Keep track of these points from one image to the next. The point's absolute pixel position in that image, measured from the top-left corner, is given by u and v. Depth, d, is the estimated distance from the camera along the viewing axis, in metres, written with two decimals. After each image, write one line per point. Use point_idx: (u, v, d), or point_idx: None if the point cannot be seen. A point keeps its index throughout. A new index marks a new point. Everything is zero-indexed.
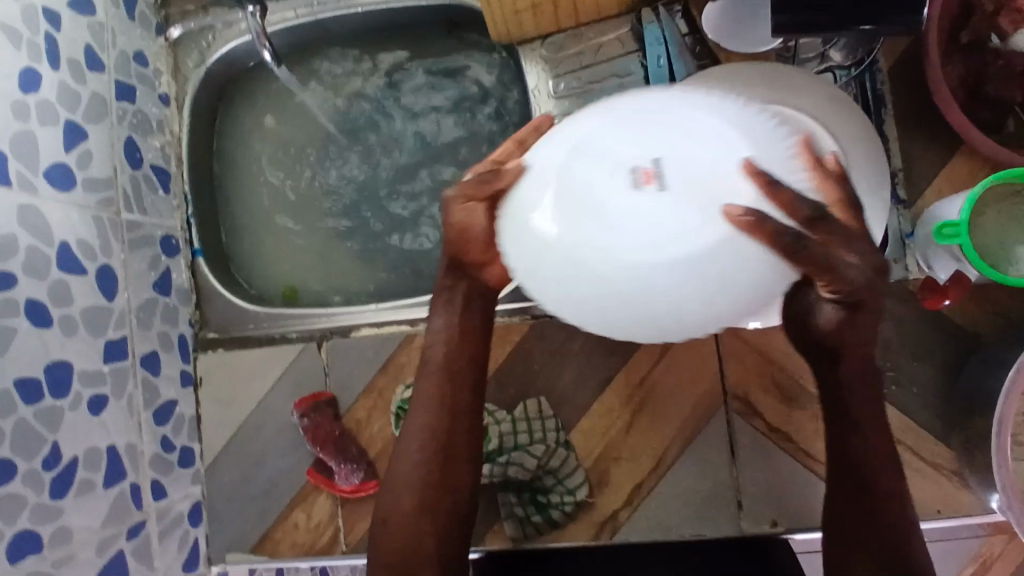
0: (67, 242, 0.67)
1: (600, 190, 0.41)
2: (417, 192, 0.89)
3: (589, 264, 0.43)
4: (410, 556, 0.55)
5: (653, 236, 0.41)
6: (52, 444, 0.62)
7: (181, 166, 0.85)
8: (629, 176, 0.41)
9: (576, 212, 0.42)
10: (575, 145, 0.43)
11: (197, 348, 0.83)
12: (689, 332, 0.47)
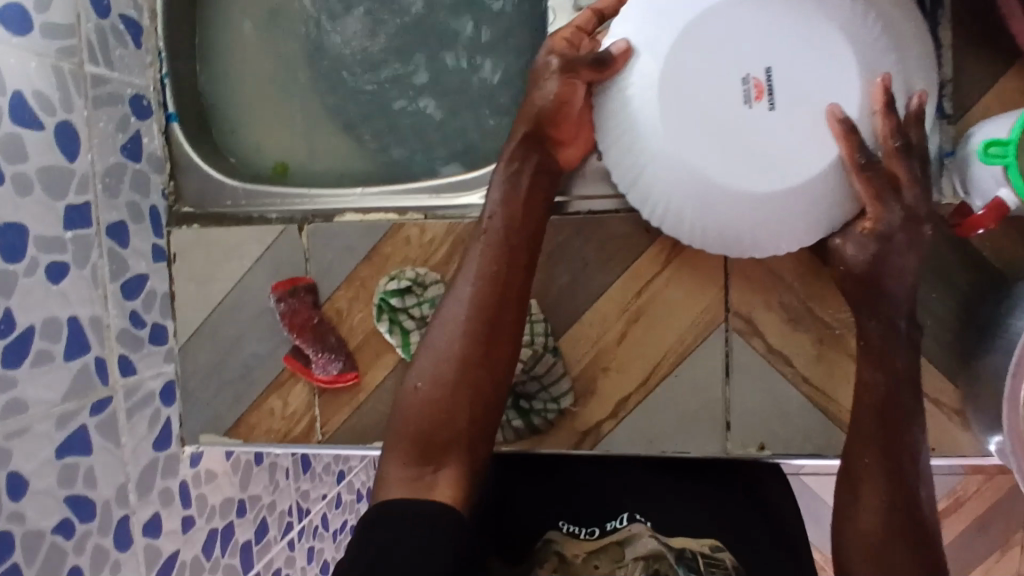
0: (21, 92, 0.60)
1: (715, 103, 0.55)
2: (416, 69, 0.81)
3: (720, 148, 0.55)
4: (444, 420, 0.55)
5: (766, 134, 0.55)
6: (5, 310, 0.58)
7: (154, 18, 0.76)
8: (746, 86, 0.55)
9: (704, 108, 0.55)
10: (703, 52, 0.55)
11: (170, 223, 0.78)
12: (774, 221, 0.57)
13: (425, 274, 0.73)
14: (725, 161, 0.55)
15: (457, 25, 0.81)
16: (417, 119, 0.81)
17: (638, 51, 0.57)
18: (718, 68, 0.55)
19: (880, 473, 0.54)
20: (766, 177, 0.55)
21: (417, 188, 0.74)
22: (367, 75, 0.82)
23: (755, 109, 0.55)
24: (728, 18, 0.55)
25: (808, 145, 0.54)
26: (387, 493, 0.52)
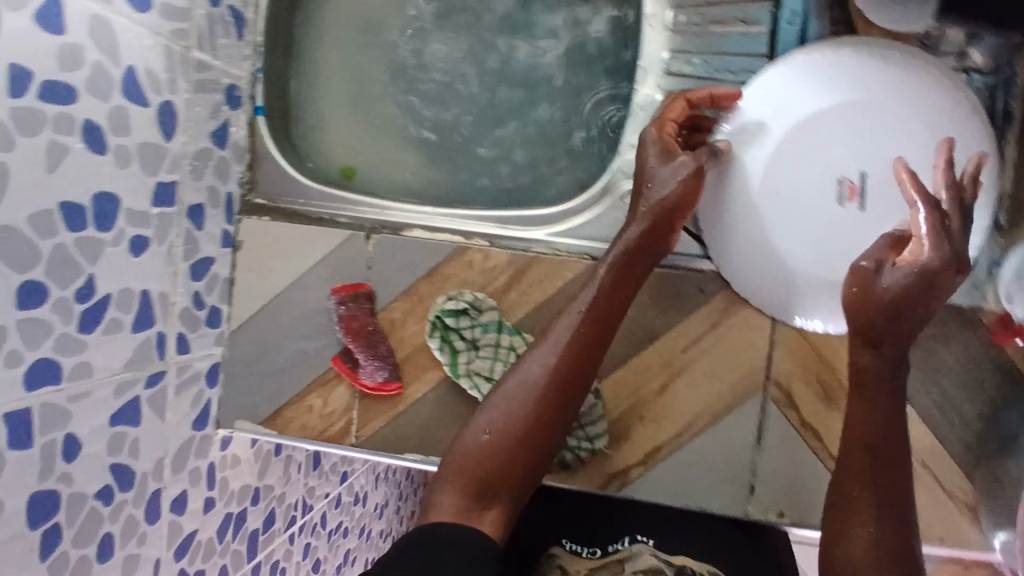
0: (134, 67, 0.62)
1: (809, 197, 0.66)
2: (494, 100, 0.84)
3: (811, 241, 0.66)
4: (500, 470, 0.59)
5: (851, 231, 0.66)
6: (88, 277, 0.60)
7: (257, 13, 0.79)
8: (838, 187, 0.65)
9: (799, 203, 0.66)
10: (803, 158, 0.66)
11: (241, 211, 0.80)
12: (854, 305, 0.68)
13: (482, 299, 0.75)
14: (811, 249, 0.66)
15: (542, 66, 0.83)
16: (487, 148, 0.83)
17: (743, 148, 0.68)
18: (814, 170, 0.66)
19: (867, 513, 0.57)
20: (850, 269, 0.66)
21: (486, 217, 0.77)
22: (446, 99, 0.85)
23: (846, 208, 0.65)
24: (823, 128, 0.65)
25: (889, 241, 0.65)
26: (434, 516, 0.56)
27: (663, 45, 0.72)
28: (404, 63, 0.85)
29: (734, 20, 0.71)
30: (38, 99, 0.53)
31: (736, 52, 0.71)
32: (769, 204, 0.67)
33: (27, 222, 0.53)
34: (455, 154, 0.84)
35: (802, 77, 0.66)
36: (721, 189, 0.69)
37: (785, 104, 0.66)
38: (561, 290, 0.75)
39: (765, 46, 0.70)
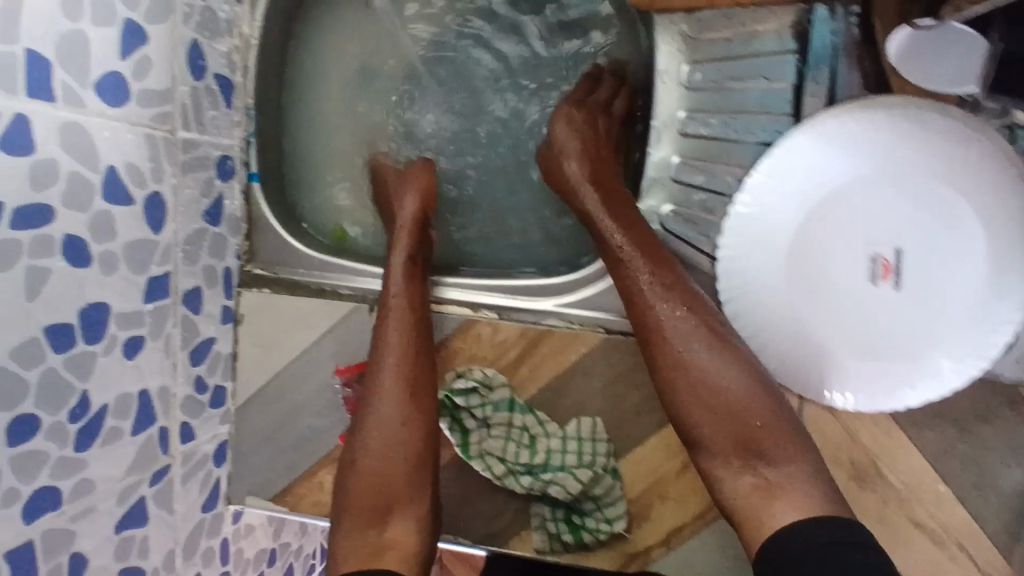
0: (114, 166, 0.58)
1: (839, 276, 0.62)
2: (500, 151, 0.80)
3: (831, 321, 0.63)
4: (386, 493, 0.65)
5: (874, 311, 0.62)
6: (82, 394, 0.58)
7: (246, 77, 0.75)
8: (865, 264, 0.61)
9: (818, 281, 0.63)
10: (827, 235, 0.62)
11: (242, 282, 0.77)
12: (878, 384, 0.64)
13: (492, 376, 0.72)
14: (829, 327, 0.64)
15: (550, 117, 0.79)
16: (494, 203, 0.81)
17: (764, 224, 0.63)
18: (841, 249, 0.62)
19: (777, 500, 0.58)
20: (869, 349, 0.63)
21: (494, 286, 0.74)
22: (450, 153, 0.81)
23: (881, 288, 0.61)
24: (848, 203, 0.61)
25: (908, 321, 0.61)
26: (347, 559, 0.63)
27: (678, 103, 0.68)
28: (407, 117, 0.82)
29: (754, 75, 0.65)
30: (11, 228, 0.50)
31: (758, 109, 0.65)
32: (794, 286, 0.63)
33: (10, 357, 0.51)
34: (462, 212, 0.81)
35: (826, 148, 0.61)
36: (738, 265, 0.65)
37: (809, 178, 0.61)
38: (574, 366, 0.71)
39: (791, 104, 0.64)
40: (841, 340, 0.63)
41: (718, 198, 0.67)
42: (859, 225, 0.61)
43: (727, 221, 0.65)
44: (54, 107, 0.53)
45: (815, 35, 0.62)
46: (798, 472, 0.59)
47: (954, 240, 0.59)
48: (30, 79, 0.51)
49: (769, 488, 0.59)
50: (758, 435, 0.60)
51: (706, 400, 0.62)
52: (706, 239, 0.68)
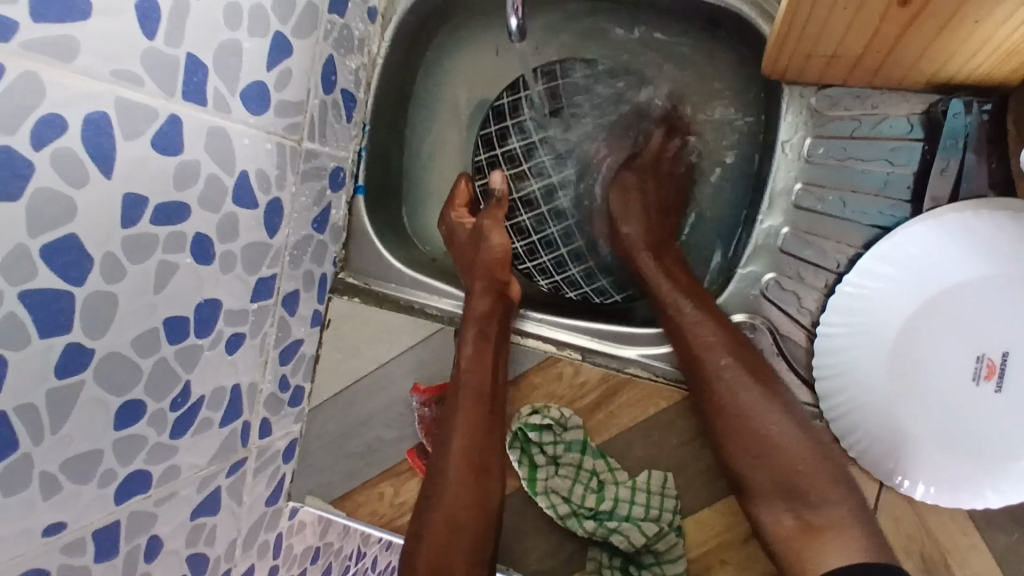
0: (247, 172, 0.60)
1: (943, 372, 0.62)
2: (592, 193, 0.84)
3: (926, 414, 0.63)
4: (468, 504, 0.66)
5: (973, 411, 0.61)
6: (184, 384, 0.59)
7: (368, 93, 0.77)
8: (973, 362, 0.61)
9: (919, 372, 0.63)
10: (935, 326, 0.62)
11: (333, 288, 0.80)
12: (956, 483, 0.62)
13: (568, 416, 0.72)
14: (924, 420, 0.63)
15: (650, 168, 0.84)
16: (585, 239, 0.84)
17: (869, 309, 0.65)
18: (948, 345, 0.62)
19: (826, 543, 0.59)
20: (961, 447, 0.62)
21: (580, 327, 0.76)
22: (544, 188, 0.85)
23: (982, 387, 0.61)
24: (959, 298, 0.61)
25: (1005, 428, 0.61)
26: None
27: (795, 176, 0.70)
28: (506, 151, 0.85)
29: (877, 159, 0.67)
30: (150, 223, 0.51)
31: (876, 191, 0.67)
32: (893, 376, 0.63)
33: (130, 346, 0.52)
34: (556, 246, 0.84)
35: (942, 241, 0.62)
36: (832, 341, 0.67)
37: (923, 268, 0.62)
38: (653, 418, 0.72)
39: (910, 192, 0.66)
40: (933, 435, 0.63)
41: (818, 272, 0.69)
42: (968, 321, 0.61)
43: (832, 300, 0.67)
44: (201, 110, 0.53)
45: (947, 126, 0.65)
46: (841, 513, 0.60)
47: None
48: (187, 83, 0.52)
49: (814, 528, 0.61)
50: (798, 477, 0.62)
51: (745, 450, 0.64)
52: (803, 312, 0.70)
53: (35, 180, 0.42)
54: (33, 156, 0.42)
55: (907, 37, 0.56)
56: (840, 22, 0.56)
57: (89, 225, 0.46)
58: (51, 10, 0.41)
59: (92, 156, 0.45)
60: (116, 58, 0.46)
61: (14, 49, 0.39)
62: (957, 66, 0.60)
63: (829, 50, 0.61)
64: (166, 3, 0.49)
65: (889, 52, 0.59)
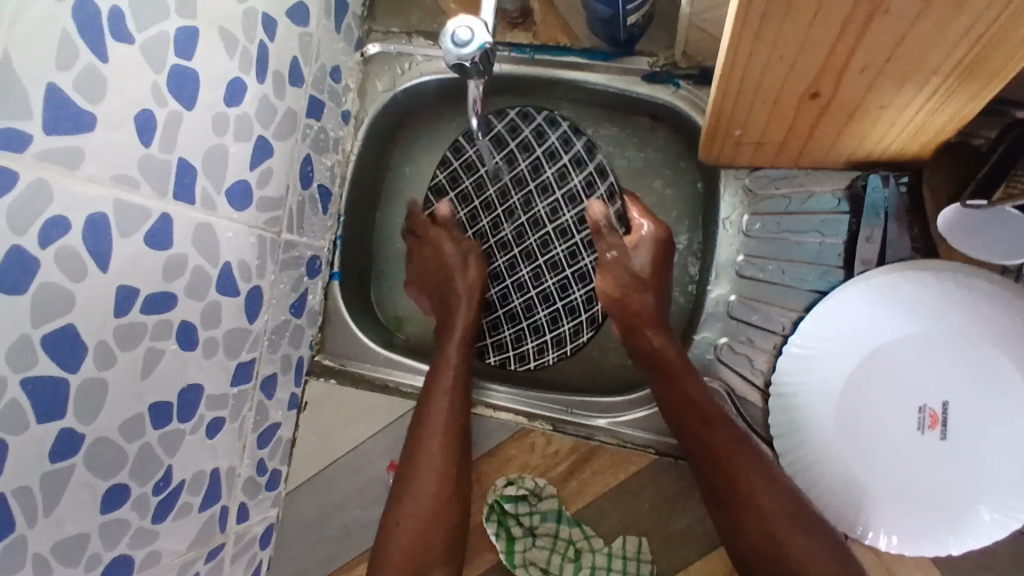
0: (230, 263, 0.64)
1: (891, 426, 0.67)
2: (532, 269, 0.85)
3: (878, 462, 0.67)
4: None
5: (922, 459, 0.66)
6: (166, 468, 0.61)
7: (343, 187, 0.83)
8: (917, 413, 0.66)
9: (868, 425, 0.67)
10: (878, 380, 0.67)
11: (310, 371, 0.82)
12: (915, 527, 0.66)
13: (543, 485, 0.75)
14: (878, 470, 0.67)
15: (591, 249, 0.83)
16: (521, 310, 0.85)
17: (818, 371, 0.69)
18: (891, 399, 0.67)
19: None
20: (915, 493, 0.66)
21: (550, 400, 0.78)
22: (492, 247, 0.87)
23: (928, 436, 0.66)
24: (895, 354, 0.67)
25: (952, 474, 0.65)
26: None
27: (738, 248, 0.76)
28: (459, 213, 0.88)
29: (811, 231, 0.74)
30: (141, 313, 0.55)
31: (812, 259, 0.74)
32: (845, 430, 0.68)
33: (116, 431, 0.55)
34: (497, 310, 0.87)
35: (872, 302, 0.69)
36: (786, 401, 0.71)
37: (860, 329, 0.68)
38: (625, 483, 0.74)
39: (842, 259, 0.73)
40: (888, 483, 0.66)
41: (766, 335, 0.74)
42: (907, 377, 0.67)
43: (781, 362, 0.71)
44: (191, 208, 0.58)
45: (868, 198, 0.73)
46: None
47: (993, 399, 0.64)
48: (179, 183, 0.57)
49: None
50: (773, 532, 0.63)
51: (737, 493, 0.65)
52: (756, 372, 0.74)
53: (40, 275, 0.46)
54: (40, 253, 0.46)
55: (821, 123, 0.64)
56: (761, 115, 0.64)
57: (84, 316, 0.50)
58: (61, 124, 0.46)
59: (91, 253, 0.49)
60: (115, 164, 0.51)
61: (27, 158, 0.44)
62: (867, 146, 0.68)
63: (755, 139, 0.69)
64: (161, 116, 0.54)
65: (806, 138, 0.68)
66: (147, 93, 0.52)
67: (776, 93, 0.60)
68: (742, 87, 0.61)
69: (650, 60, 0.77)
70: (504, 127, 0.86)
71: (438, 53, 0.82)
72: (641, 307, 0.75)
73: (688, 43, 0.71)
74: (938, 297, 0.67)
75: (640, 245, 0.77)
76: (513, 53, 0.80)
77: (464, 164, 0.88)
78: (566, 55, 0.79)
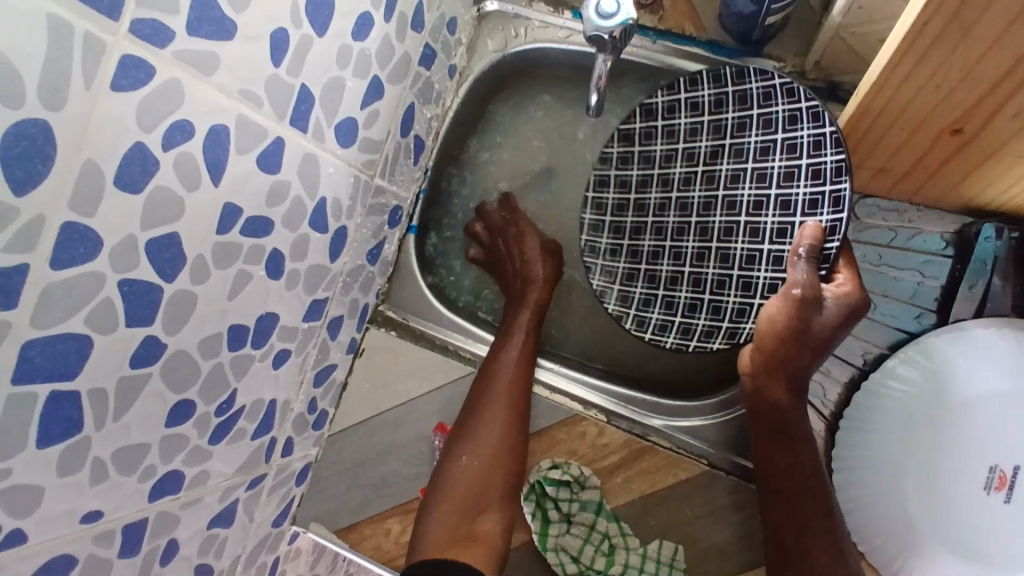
0: (326, 199, 0.63)
1: (955, 479, 0.64)
2: (698, 247, 0.77)
3: (934, 514, 0.65)
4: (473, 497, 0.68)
5: (981, 519, 0.63)
6: (231, 391, 0.61)
7: (435, 142, 0.81)
8: (984, 472, 0.63)
9: (930, 476, 0.65)
10: (952, 433, 0.65)
11: (372, 319, 0.81)
12: None
13: (588, 475, 0.74)
14: (932, 522, 0.65)
15: (773, 266, 0.72)
16: (664, 278, 0.79)
17: (890, 413, 0.67)
18: (961, 454, 0.64)
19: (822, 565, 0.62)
20: (966, 550, 0.64)
21: (612, 392, 0.78)
22: (671, 202, 0.78)
23: (991, 496, 0.63)
24: (974, 409, 0.64)
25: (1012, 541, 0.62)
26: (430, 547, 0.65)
27: None
28: (649, 150, 0.79)
29: (911, 269, 0.72)
30: (239, 234, 0.54)
31: (905, 298, 0.72)
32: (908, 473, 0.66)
33: (196, 346, 0.54)
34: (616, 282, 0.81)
35: (961, 352, 0.66)
36: (854, 434, 0.69)
37: (942, 376, 0.66)
38: (671, 487, 0.73)
39: (937, 303, 0.71)
40: (940, 536, 0.64)
41: (842, 366, 0.73)
42: (983, 437, 0.64)
43: (857, 395, 0.70)
44: (301, 137, 0.57)
45: (979, 247, 0.69)
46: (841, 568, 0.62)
47: None
48: (297, 110, 0.56)
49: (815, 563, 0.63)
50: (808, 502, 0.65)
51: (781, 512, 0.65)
52: (826, 403, 0.73)
53: (156, 177, 0.45)
54: (161, 155, 0.45)
55: (952, 163, 0.62)
56: (892, 141, 0.62)
57: (190, 226, 0.49)
58: (204, 27, 0.45)
59: (207, 165, 0.49)
60: (245, 79, 0.49)
61: (166, 56, 0.43)
62: (992, 197, 0.66)
63: (877, 163, 0.66)
64: (294, 38, 0.53)
65: (929, 175, 0.65)
66: (286, 12, 0.51)
67: (916, 122, 0.58)
68: (882, 108, 0.58)
69: (776, 65, 0.75)
70: (758, 88, 0.71)
71: (557, 21, 0.81)
72: (792, 356, 0.66)
73: (824, 54, 0.69)
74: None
75: (839, 294, 0.66)
76: (639, 37, 0.78)
77: (691, 102, 0.75)
78: (691, 45, 0.77)
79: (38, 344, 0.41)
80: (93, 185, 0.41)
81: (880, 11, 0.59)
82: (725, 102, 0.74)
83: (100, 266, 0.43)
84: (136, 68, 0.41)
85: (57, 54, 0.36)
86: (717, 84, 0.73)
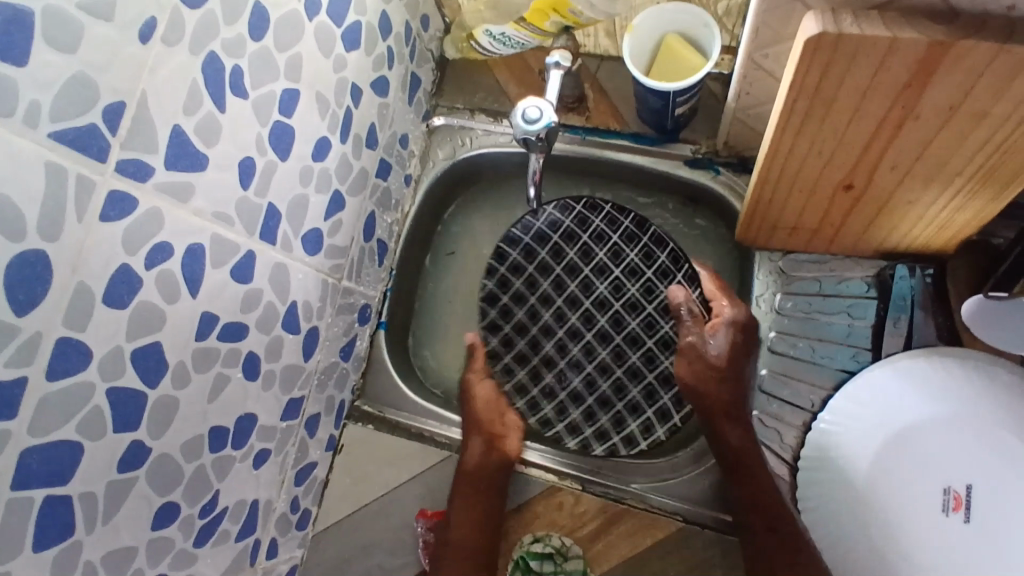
0: (296, 303, 0.69)
1: (914, 505, 0.68)
2: (584, 346, 0.88)
3: (899, 541, 0.67)
4: None
5: (942, 540, 0.66)
6: (214, 492, 0.63)
7: (398, 243, 0.88)
8: (938, 494, 0.67)
9: (892, 504, 0.68)
10: (906, 459, 0.69)
11: (349, 415, 0.85)
12: None
13: (569, 545, 0.76)
14: (898, 549, 0.67)
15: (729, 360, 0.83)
16: (583, 389, 0.87)
17: (847, 450, 0.71)
18: (915, 479, 0.68)
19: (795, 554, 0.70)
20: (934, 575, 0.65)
21: (583, 459, 0.80)
22: (564, 339, 0.89)
23: (952, 518, 0.66)
24: (920, 435, 0.69)
25: (973, 559, 0.65)
26: None
27: (770, 324, 0.80)
28: (516, 320, 0.91)
29: (840, 313, 0.79)
30: (217, 339, 0.59)
31: (841, 340, 0.78)
32: (872, 509, 0.68)
33: (180, 448, 0.58)
34: (559, 397, 0.87)
35: (900, 385, 0.71)
36: (816, 474, 0.72)
37: (888, 408, 0.71)
38: (651, 548, 0.75)
39: (870, 342, 0.77)
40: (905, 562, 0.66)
41: (795, 412, 0.77)
42: (932, 461, 0.68)
43: (811, 435, 0.73)
44: (271, 248, 0.64)
45: (895, 287, 0.77)
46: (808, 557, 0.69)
47: (1015, 485, 0.66)
48: (265, 226, 0.62)
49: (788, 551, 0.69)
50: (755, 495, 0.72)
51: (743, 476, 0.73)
52: (784, 447, 0.76)
53: (140, 293, 0.51)
54: (144, 274, 0.51)
55: (851, 215, 0.70)
56: (797, 203, 0.70)
57: (171, 335, 0.54)
58: (180, 161, 0.52)
59: (185, 279, 0.54)
60: (217, 202, 0.56)
61: (149, 189, 0.50)
62: (897, 240, 0.73)
63: (789, 224, 0.74)
64: (260, 165, 0.60)
65: (836, 228, 0.73)
66: (251, 143, 0.59)
67: (811, 183, 0.66)
68: (782, 177, 0.66)
69: (693, 148, 0.84)
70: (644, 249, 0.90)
71: (498, 129, 0.91)
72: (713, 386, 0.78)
73: (730, 134, 0.78)
74: (958, 381, 0.70)
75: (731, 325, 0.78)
76: (567, 134, 0.88)
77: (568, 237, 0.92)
78: (616, 138, 0.87)
79: (34, 451, 0.45)
80: (84, 305, 0.46)
81: (764, 94, 0.69)
82: (623, 282, 0.90)
83: (91, 376, 0.48)
84: (122, 200, 0.48)
85: (54, 193, 0.43)
86: (606, 275, 0.90)
